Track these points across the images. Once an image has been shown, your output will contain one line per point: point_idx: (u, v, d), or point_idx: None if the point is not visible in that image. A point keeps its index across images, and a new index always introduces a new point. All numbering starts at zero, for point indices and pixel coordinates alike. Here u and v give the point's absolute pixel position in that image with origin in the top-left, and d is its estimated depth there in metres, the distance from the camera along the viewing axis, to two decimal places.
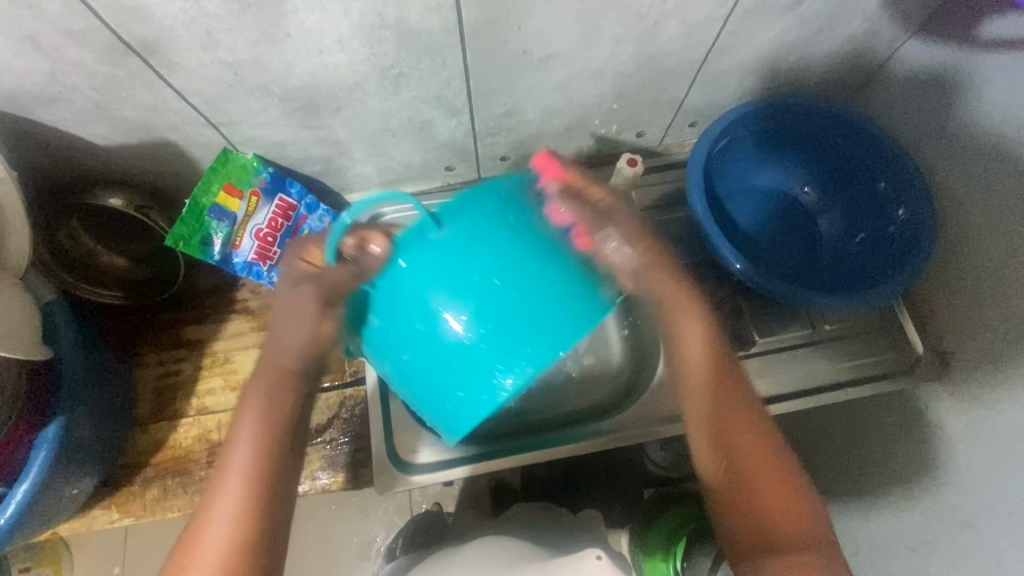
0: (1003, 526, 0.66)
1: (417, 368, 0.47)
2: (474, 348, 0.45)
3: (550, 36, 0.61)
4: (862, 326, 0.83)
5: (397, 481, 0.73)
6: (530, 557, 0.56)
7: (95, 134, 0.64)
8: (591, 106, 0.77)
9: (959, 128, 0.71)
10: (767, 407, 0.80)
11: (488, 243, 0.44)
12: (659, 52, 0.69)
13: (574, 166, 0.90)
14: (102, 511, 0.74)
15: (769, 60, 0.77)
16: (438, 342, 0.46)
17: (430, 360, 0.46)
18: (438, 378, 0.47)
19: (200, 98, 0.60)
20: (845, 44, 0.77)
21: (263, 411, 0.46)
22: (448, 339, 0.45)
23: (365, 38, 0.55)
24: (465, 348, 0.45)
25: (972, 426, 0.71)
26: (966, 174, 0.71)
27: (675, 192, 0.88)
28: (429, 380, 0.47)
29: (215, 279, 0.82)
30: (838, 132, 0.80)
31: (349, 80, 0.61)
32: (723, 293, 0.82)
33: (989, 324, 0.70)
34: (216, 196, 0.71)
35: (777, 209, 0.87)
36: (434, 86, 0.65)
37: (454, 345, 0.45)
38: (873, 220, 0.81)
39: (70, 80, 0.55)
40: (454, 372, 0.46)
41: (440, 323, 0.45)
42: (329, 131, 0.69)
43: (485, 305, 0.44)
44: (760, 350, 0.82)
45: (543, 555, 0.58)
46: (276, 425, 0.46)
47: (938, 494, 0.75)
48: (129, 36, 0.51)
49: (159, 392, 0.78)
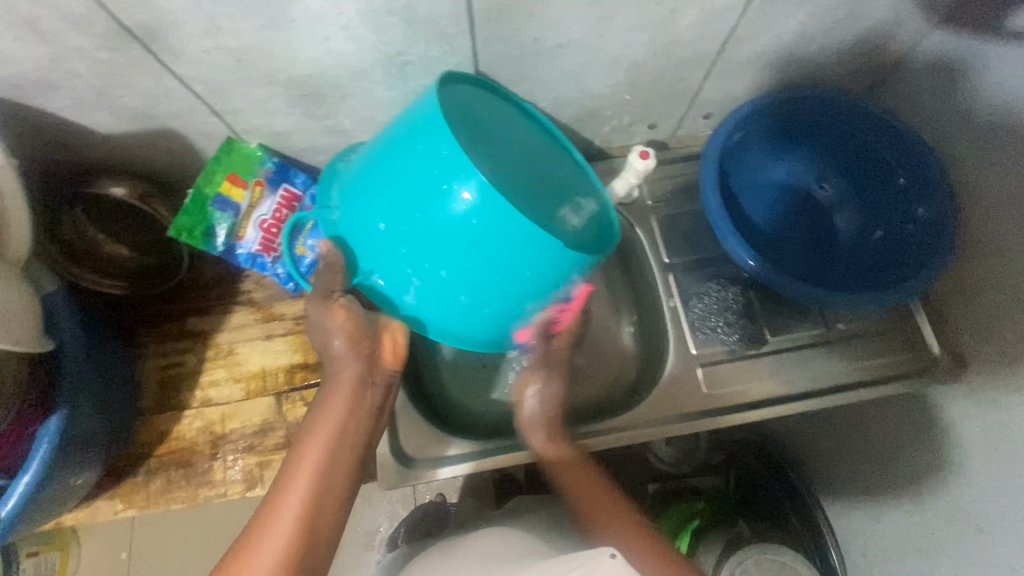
0: (1018, 532, 0.64)
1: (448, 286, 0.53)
2: (430, 216, 0.50)
3: (563, 24, 0.59)
4: (876, 326, 0.81)
5: (400, 476, 0.72)
6: (535, 551, 0.55)
7: (97, 121, 0.62)
8: (603, 97, 0.75)
9: (984, 123, 0.68)
10: (780, 407, 0.78)
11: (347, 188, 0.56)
12: (674, 41, 0.67)
13: (583, 159, 0.88)
14: (105, 503, 0.74)
15: (788, 51, 0.74)
16: (417, 243, 0.52)
17: (453, 260, 0.52)
18: (447, 243, 0.51)
19: (203, 86, 0.59)
20: (867, 35, 0.74)
21: (326, 423, 0.56)
22: (415, 220, 0.51)
23: (372, 25, 0.54)
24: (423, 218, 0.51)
25: (989, 429, 0.70)
26: (989, 169, 0.68)
27: (687, 185, 0.86)
28: (476, 262, 0.52)
29: (220, 270, 0.81)
30: (856, 126, 0.78)
31: (355, 68, 0.59)
32: (735, 290, 0.80)
33: (1007, 325, 0.68)
34: (219, 186, 0.70)
35: (792, 204, 0.85)
36: (442, 75, 0.63)
37: (417, 216, 0.51)
38: (892, 216, 0.79)
39: (70, 67, 0.54)
40: (456, 233, 0.50)
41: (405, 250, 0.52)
42: (334, 121, 0.68)
43: (389, 193, 0.52)
44: (772, 348, 0.79)
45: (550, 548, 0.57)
46: (338, 434, 0.56)
47: (952, 497, 0.73)
48: (131, 21, 0.49)
49: (164, 383, 0.77)
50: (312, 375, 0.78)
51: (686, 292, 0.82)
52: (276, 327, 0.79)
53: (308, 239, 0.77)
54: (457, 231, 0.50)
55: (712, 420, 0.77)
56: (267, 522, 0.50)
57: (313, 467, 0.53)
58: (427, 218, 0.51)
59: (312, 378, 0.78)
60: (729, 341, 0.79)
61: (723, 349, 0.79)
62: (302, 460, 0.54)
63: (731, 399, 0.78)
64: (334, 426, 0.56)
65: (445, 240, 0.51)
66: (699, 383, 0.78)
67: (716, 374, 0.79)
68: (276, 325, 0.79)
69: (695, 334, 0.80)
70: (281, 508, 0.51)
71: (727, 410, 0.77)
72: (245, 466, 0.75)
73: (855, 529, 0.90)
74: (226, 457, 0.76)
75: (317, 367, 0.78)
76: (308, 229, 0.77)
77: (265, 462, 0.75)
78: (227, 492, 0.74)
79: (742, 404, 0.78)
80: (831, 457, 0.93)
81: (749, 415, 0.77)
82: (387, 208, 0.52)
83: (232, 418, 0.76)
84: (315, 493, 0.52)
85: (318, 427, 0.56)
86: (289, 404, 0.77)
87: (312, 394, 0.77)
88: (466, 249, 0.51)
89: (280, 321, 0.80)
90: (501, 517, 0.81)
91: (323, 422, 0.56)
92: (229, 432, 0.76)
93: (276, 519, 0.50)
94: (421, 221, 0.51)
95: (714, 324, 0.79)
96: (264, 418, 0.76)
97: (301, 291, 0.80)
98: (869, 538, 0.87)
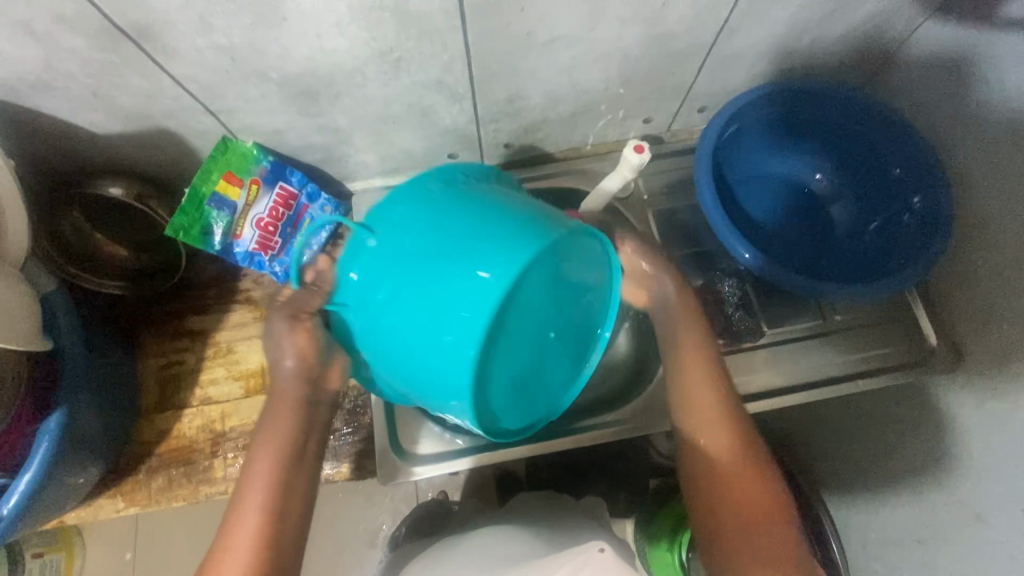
0: (1017, 521, 0.65)
1: (384, 357, 0.47)
2: (439, 317, 0.44)
3: (554, 18, 0.59)
4: (872, 317, 0.81)
5: (398, 471, 0.73)
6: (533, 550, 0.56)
7: (92, 122, 0.63)
8: (597, 91, 0.75)
9: (978, 111, 0.68)
10: (777, 399, 0.78)
11: (409, 217, 0.46)
12: (667, 34, 0.67)
13: (579, 153, 0.88)
14: (107, 501, 0.74)
15: (782, 43, 0.74)
16: (393, 316, 0.45)
17: (407, 359, 0.46)
18: (415, 355, 0.45)
19: (197, 85, 0.59)
20: (861, 26, 0.74)
21: (267, 449, 0.54)
22: (414, 315, 0.44)
23: (363, 22, 0.54)
24: (431, 311, 0.44)
25: (987, 418, 0.70)
26: (983, 159, 0.69)
27: (683, 179, 0.86)
28: (426, 378, 0.46)
29: (218, 269, 0.81)
30: (851, 117, 0.77)
31: (348, 65, 0.60)
32: (731, 283, 0.81)
33: (1004, 314, 0.68)
34: (215, 184, 0.70)
35: (787, 198, 0.85)
36: (435, 71, 0.63)
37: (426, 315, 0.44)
38: (887, 208, 0.79)
39: (64, 67, 0.54)
40: (430, 350, 0.45)
41: (384, 308, 0.45)
42: (329, 118, 0.68)
43: (420, 264, 0.44)
44: (769, 341, 0.80)
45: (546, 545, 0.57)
46: (281, 459, 0.53)
47: (951, 488, 0.73)
48: (123, 21, 0.50)
49: (163, 382, 0.77)
50: None
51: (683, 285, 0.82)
52: None
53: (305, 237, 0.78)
54: (440, 346, 0.44)
55: None
56: (221, 553, 0.51)
57: (260, 497, 0.52)
58: (434, 310, 0.44)
59: None
60: (726, 333, 0.79)
61: (721, 342, 0.79)
62: (248, 493, 0.53)
63: None
64: (278, 449, 0.54)
65: (422, 348, 0.45)
66: None
67: None
68: None
69: None
70: (233, 541, 0.51)
71: None
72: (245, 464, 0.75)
73: (857, 521, 0.90)
74: (226, 455, 0.76)
75: None
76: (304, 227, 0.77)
77: None
78: (228, 489, 0.75)
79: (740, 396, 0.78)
80: (832, 449, 0.93)
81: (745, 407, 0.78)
82: (405, 281, 0.44)
83: (231, 416, 0.77)
84: (265, 520, 0.52)
85: (261, 453, 0.54)
86: None
87: None
88: (421, 366, 0.46)
89: None
90: (501, 514, 0.81)
91: (263, 449, 0.53)
92: (228, 430, 0.76)
93: (228, 556, 0.50)
94: (422, 321, 0.44)
95: (711, 317, 0.79)
96: None
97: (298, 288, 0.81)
98: (870, 531, 0.87)
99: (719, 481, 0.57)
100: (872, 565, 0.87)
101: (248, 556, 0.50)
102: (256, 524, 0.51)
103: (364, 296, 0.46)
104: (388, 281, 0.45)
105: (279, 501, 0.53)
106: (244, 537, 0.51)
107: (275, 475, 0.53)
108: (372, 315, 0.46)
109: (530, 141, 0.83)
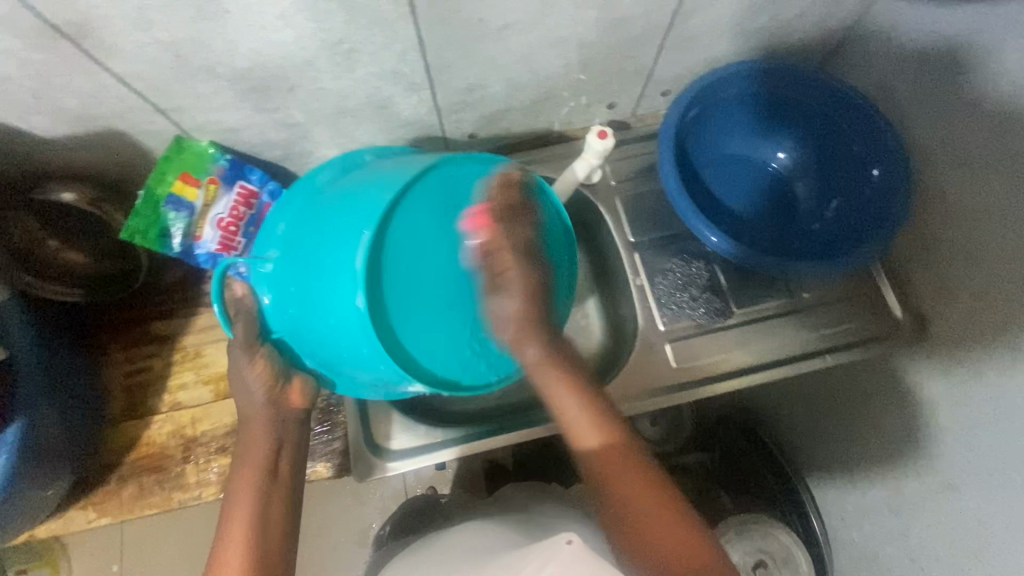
0: (984, 486, 0.66)
1: (314, 333, 0.52)
2: (327, 273, 0.50)
3: (505, 4, 0.58)
4: (838, 293, 0.82)
5: (373, 468, 0.72)
6: (507, 543, 0.56)
7: (38, 126, 0.61)
8: (557, 77, 0.74)
9: (931, 85, 0.70)
10: (749, 378, 0.79)
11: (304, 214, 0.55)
12: (623, 17, 0.66)
13: (545, 142, 0.88)
14: (78, 512, 0.73)
15: (739, 23, 0.74)
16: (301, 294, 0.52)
17: (349, 348, 0.51)
18: (330, 336, 0.51)
19: (144, 83, 0.58)
20: (816, 5, 0.74)
21: (245, 468, 0.57)
22: (328, 310, 0.50)
23: (309, 12, 0.53)
24: (317, 273, 0.50)
25: (951, 386, 0.71)
26: (945, 131, 0.69)
27: (649, 163, 0.86)
28: (348, 331, 0.50)
29: (182, 273, 0.80)
30: (810, 95, 0.78)
31: (299, 58, 0.58)
32: (699, 265, 0.81)
33: (966, 284, 0.69)
34: (172, 186, 0.69)
35: (752, 179, 0.85)
36: (389, 62, 0.63)
37: (330, 303, 0.50)
38: (848, 184, 0.80)
39: (2, 70, 0.53)
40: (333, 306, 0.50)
41: (296, 300, 0.52)
42: (285, 114, 0.67)
43: (309, 262, 0.51)
44: (740, 321, 0.80)
45: (521, 537, 0.58)
46: (261, 475, 0.57)
47: (921, 457, 0.75)
48: (58, 19, 0.48)
49: (130, 389, 0.76)
50: None
51: (652, 269, 0.82)
52: None
53: None
54: (340, 302, 0.49)
55: (683, 394, 0.78)
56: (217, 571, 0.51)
57: (253, 504, 0.55)
58: (330, 277, 0.49)
59: None
60: (697, 315, 0.80)
61: (692, 325, 0.80)
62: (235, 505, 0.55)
63: (699, 373, 0.79)
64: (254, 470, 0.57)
65: (341, 333, 0.50)
66: (669, 359, 0.79)
67: (686, 349, 0.79)
68: None
69: (662, 311, 0.80)
70: (226, 546, 0.53)
71: (697, 384, 0.79)
72: (218, 468, 0.74)
73: (835, 494, 0.91)
74: (199, 459, 0.75)
75: None
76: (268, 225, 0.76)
77: None
78: (202, 494, 0.74)
79: (712, 377, 0.79)
80: (809, 425, 0.94)
81: (717, 388, 0.78)
82: (308, 283, 0.51)
83: (203, 420, 0.76)
84: (253, 528, 0.54)
85: (242, 472, 0.57)
86: None
87: None
88: (351, 339, 0.50)
89: None
90: (484, 507, 0.81)
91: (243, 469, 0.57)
92: (200, 434, 0.75)
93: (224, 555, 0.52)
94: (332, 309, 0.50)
95: (680, 299, 0.80)
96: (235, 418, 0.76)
97: None
98: (847, 503, 0.88)
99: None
100: (850, 537, 0.88)
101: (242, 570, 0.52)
102: (246, 539, 0.53)
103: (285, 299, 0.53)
104: (296, 291, 0.52)
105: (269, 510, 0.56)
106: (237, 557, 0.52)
107: (254, 496, 0.56)
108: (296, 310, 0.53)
109: (494, 131, 0.83)
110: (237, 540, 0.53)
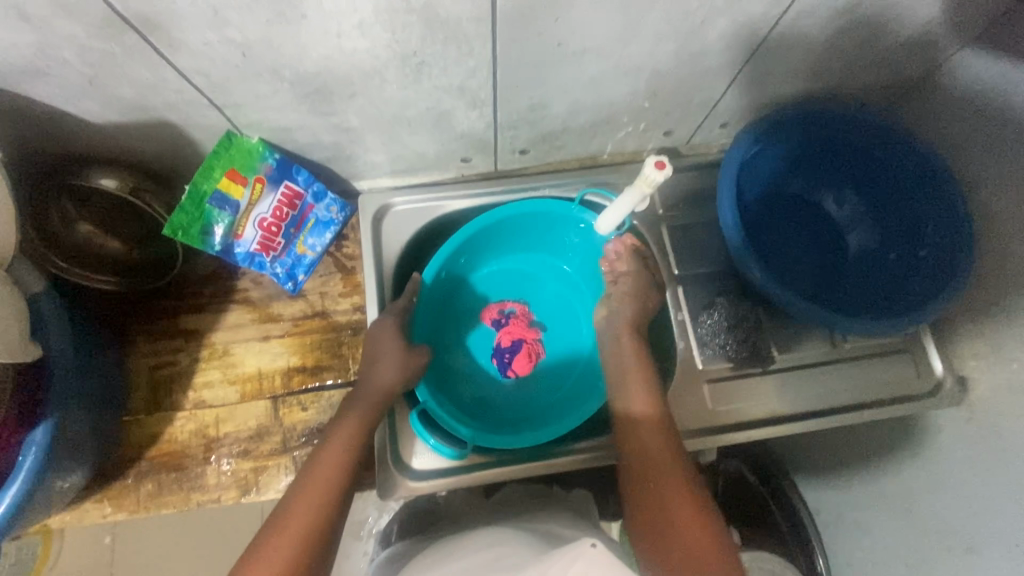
0: (1010, 556, 0.65)
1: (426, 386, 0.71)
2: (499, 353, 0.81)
3: (589, 31, 0.56)
4: (882, 346, 0.80)
5: (400, 487, 0.70)
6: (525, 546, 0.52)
7: (88, 110, 0.58)
8: (621, 102, 0.72)
9: (1002, 145, 0.67)
10: (784, 426, 0.77)
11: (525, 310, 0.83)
12: (702, 51, 0.64)
13: (595, 163, 0.85)
14: (93, 506, 0.70)
15: (815, 64, 0.72)
16: (510, 285, 0.84)
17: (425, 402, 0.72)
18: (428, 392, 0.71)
19: (204, 79, 0.55)
20: (894, 50, 0.72)
21: (343, 440, 0.62)
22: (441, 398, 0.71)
23: (388, 23, 0.50)
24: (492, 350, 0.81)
25: (986, 453, 0.71)
26: (1013, 194, 0.66)
27: (701, 194, 0.84)
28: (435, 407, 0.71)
29: (213, 267, 0.77)
30: (876, 149, 0.76)
31: (367, 66, 0.56)
32: (744, 308, 0.79)
33: (1015, 353, 0.68)
34: (218, 182, 0.67)
35: (804, 222, 0.84)
36: (458, 77, 0.60)
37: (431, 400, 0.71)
38: (907, 239, 0.77)
39: (59, 55, 0.50)
40: (467, 313, 0.83)
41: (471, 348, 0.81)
42: (342, 118, 0.65)
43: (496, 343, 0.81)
44: (781, 366, 0.78)
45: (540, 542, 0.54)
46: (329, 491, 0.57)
47: (945, 520, 0.73)
48: (128, 11, 0.46)
49: (154, 382, 0.74)
50: (310, 379, 0.76)
51: (695, 304, 0.80)
52: (274, 328, 0.76)
53: (308, 237, 0.76)
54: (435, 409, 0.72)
55: (714, 436, 0.77)
56: (273, 536, 0.52)
57: (314, 510, 0.55)
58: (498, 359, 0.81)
59: (310, 383, 0.75)
60: (737, 358, 0.78)
61: (728, 365, 0.78)
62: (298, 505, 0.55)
63: (734, 417, 0.77)
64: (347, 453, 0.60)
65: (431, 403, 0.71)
66: (705, 400, 0.77)
67: (722, 390, 0.77)
68: (274, 326, 0.77)
69: (703, 350, 0.78)
70: (291, 515, 0.54)
71: (729, 428, 0.77)
72: (238, 471, 0.72)
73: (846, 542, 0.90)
74: (220, 461, 0.73)
75: (315, 371, 0.76)
76: (309, 227, 0.75)
77: (260, 468, 0.73)
78: (220, 497, 0.71)
79: (748, 421, 0.77)
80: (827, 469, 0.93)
81: (752, 433, 0.77)
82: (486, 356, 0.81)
83: (226, 421, 0.73)
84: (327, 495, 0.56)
85: (319, 474, 0.58)
86: (286, 408, 0.74)
87: (310, 398, 0.75)
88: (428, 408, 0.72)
89: (279, 321, 0.77)
90: (493, 510, 0.77)
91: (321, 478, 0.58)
92: (222, 435, 0.73)
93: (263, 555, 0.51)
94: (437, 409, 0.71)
95: (722, 342, 0.78)
96: (260, 422, 0.74)
97: (300, 290, 0.78)
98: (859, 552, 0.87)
99: (656, 502, 0.58)
100: None
101: (300, 534, 0.53)
102: (310, 515, 0.54)
103: (486, 258, 0.82)
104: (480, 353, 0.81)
105: (328, 519, 0.55)
106: (297, 528, 0.53)
107: (340, 472, 0.58)
108: (499, 279, 0.84)
109: (547, 147, 0.80)
110: (305, 511, 0.54)
